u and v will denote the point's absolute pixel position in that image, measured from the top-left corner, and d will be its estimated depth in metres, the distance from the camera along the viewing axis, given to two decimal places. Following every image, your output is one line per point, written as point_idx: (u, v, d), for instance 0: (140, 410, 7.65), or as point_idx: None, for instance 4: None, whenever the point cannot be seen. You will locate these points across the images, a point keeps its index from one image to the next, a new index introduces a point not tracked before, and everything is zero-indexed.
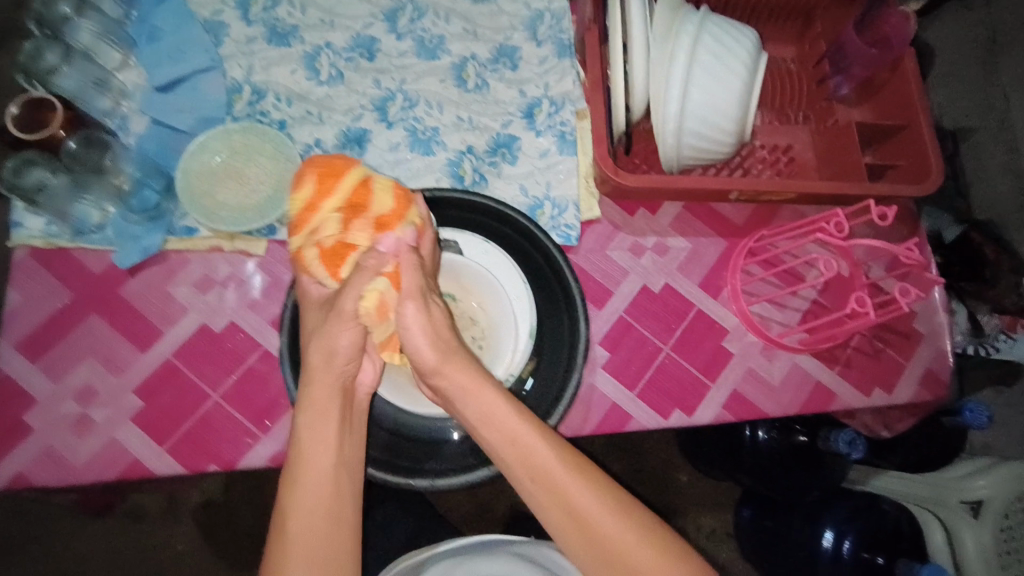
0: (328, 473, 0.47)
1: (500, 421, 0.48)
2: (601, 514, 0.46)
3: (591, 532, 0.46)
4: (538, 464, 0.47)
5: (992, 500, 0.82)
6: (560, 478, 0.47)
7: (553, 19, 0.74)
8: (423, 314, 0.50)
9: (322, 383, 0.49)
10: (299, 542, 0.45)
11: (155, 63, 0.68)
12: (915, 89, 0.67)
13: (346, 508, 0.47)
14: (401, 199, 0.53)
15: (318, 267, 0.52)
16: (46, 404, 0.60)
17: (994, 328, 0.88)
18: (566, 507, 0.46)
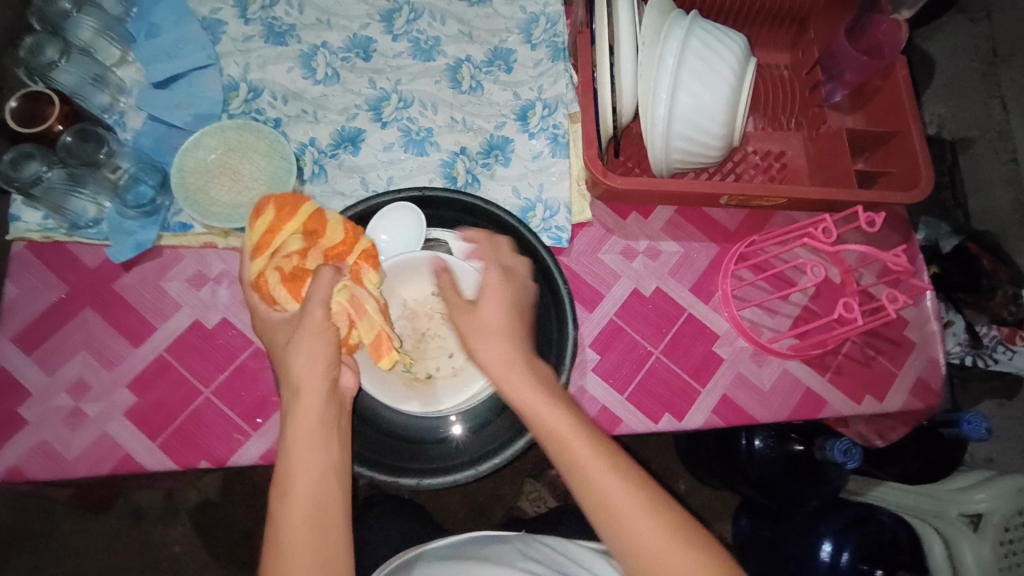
0: (316, 479, 0.43)
1: (537, 409, 0.47)
2: (635, 510, 0.42)
3: (624, 530, 0.42)
4: (569, 453, 0.44)
5: (991, 514, 0.85)
6: (593, 472, 0.43)
7: (548, 23, 0.74)
8: (467, 313, 0.52)
9: (308, 390, 0.46)
10: (288, 560, 0.40)
11: (153, 60, 0.69)
12: (904, 97, 0.68)
13: (336, 522, 0.43)
14: (350, 230, 0.55)
15: (276, 291, 0.52)
16: (39, 397, 0.60)
17: (992, 339, 0.89)
18: (597, 499, 0.43)
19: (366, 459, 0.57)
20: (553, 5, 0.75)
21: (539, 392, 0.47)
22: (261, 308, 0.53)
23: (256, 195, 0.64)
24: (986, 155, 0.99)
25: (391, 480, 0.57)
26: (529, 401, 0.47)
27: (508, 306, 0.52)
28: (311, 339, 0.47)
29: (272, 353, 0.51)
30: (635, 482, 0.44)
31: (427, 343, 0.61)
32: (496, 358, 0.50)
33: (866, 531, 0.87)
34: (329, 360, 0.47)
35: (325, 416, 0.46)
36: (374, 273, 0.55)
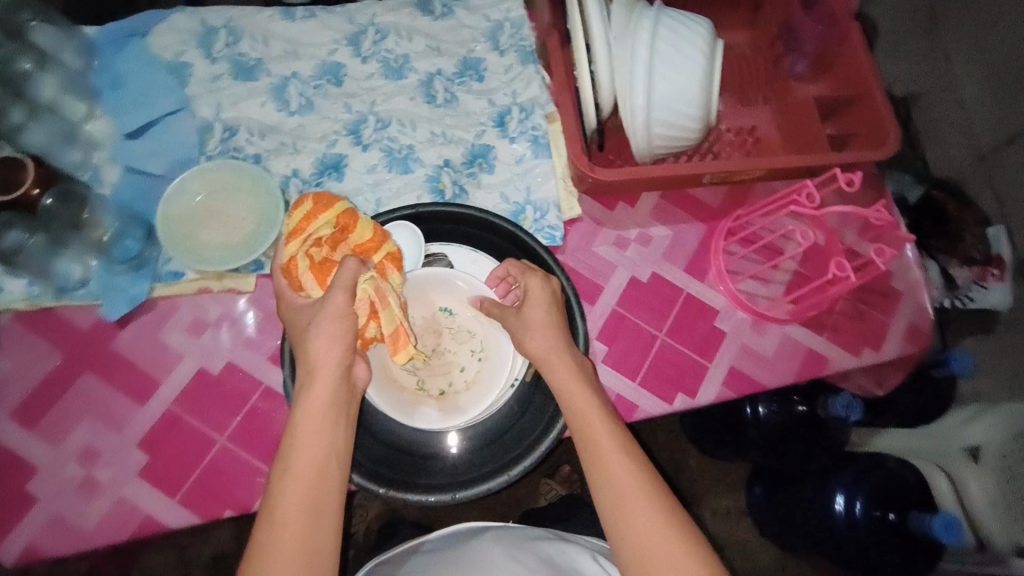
0: (318, 462, 0.45)
1: (569, 391, 0.51)
2: (639, 500, 0.45)
3: (626, 517, 0.45)
4: (593, 440, 0.49)
5: (988, 445, 0.86)
6: (609, 453, 0.48)
7: (513, 28, 0.75)
8: (516, 317, 0.56)
9: (321, 375, 0.48)
10: (281, 531, 0.42)
11: (123, 111, 0.68)
12: (863, 60, 0.70)
13: (331, 503, 0.44)
14: (379, 231, 0.55)
15: (303, 276, 0.52)
16: (50, 469, 0.59)
17: (966, 280, 0.91)
18: (609, 484, 0.47)
19: (395, 482, 0.57)
20: (515, 11, 0.76)
21: (579, 382, 0.52)
22: (282, 291, 0.54)
23: (247, 233, 0.64)
24: (938, 106, 1.04)
25: (419, 498, 0.56)
26: (567, 390, 0.52)
27: (550, 306, 0.55)
28: (328, 324, 0.48)
29: (292, 333, 0.52)
30: (643, 476, 0.47)
31: (439, 355, 0.62)
32: (547, 350, 0.53)
33: (876, 480, 0.90)
34: (343, 347, 0.49)
35: (334, 401, 0.47)
36: (397, 273, 0.55)
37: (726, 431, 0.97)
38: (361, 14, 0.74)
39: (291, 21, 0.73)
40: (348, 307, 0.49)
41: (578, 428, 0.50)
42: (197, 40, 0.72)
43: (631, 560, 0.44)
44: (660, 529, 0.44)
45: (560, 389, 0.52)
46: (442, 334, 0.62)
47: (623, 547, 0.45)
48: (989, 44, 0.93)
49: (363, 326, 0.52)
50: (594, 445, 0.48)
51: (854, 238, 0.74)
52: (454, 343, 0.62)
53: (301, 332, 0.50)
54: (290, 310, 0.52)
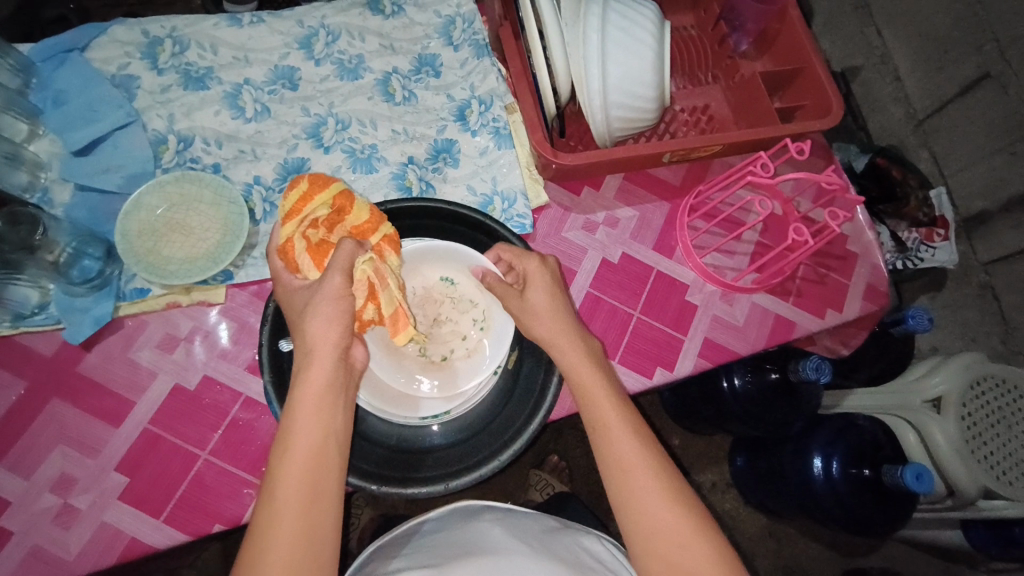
0: (317, 443, 0.46)
1: (578, 373, 0.54)
2: (648, 480, 0.48)
3: (636, 494, 0.48)
4: (606, 425, 0.51)
5: (949, 394, 0.90)
6: (617, 433, 0.51)
7: (465, 23, 0.76)
8: (517, 300, 0.58)
9: (321, 354, 0.49)
10: (282, 506, 0.43)
11: (69, 128, 0.66)
12: (802, 34, 0.74)
13: (331, 478, 0.45)
14: (377, 213, 0.56)
15: (302, 258, 0.53)
16: (23, 503, 0.57)
17: (914, 240, 0.99)
18: (621, 465, 0.49)
19: (389, 479, 0.57)
20: (466, 5, 0.76)
21: (583, 368, 0.54)
22: (278, 270, 0.54)
23: (212, 244, 0.63)
24: (875, 78, 1.10)
25: (415, 492, 0.56)
26: (579, 378, 0.54)
27: (556, 293, 0.58)
28: (325, 304, 0.50)
29: (287, 312, 0.53)
30: (653, 459, 0.50)
31: (438, 323, 0.64)
32: (553, 333, 0.56)
33: (850, 439, 0.92)
34: (341, 325, 0.50)
35: (333, 380, 0.48)
36: (395, 255, 0.56)
37: (706, 404, 1.00)
38: (310, 16, 0.73)
39: (238, 27, 0.72)
40: (345, 287, 0.50)
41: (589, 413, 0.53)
42: (142, 51, 0.70)
43: (638, 537, 0.47)
44: (667, 507, 0.47)
45: (570, 373, 0.55)
46: (441, 302, 0.64)
47: (631, 524, 0.48)
48: (917, 16, 0.99)
49: (361, 305, 0.54)
50: (608, 432, 0.51)
51: (808, 205, 0.78)
52: (455, 311, 0.64)
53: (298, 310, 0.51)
54: (287, 288, 0.53)
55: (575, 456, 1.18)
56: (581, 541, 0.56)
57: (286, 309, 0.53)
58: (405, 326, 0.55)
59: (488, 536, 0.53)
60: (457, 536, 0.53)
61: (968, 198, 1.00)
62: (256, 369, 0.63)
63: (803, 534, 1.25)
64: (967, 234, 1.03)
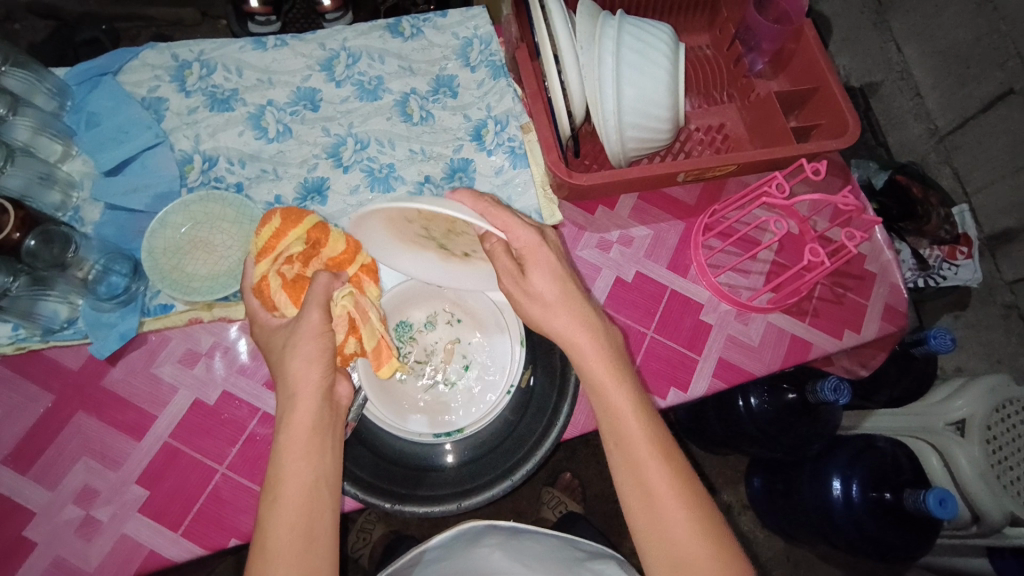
0: (306, 487, 0.46)
1: (601, 386, 0.51)
2: (674, 510, 0.47)
3: (661, 525, 0.47)
4: (631, 450, 0.49)
5: (973, 417, 0.88)
6: (641, 458, 0.49)
7: (482, 44, 0.78)
8: (515, 278, 0.54)
9: (303, 398, 0.49)
10: (276, 555, 0.43)
11: (99, 149, 0.68)
12: (818, 54, 0.74)
13: (321, 522, 0.46)
14: (352, 243, 0.58)
15: (277, 295, 0.54)
16: (47, 513, 0.58)
17: (936, 258, 1.00)
18: (646, 493, 0.48)
19: (401, 495, 0.57)
20: (483, 27, 0.78)
21: (600, 383, 0.51)
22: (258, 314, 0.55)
23: (234, 261, 0.65)
24: (895, 94, 1.10)
25: (429, 510, 0.56)
26: (605, 402, 0.51)
27: (561, 276, 0.54)
28: (304, 345, 0.50)
29: (267, 352, 0.53)
30: (681, 487, 0.48)
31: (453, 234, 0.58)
32: (572, 329, 0.53)
33: (868, 460, 0.91)
34: (323, 364, 0.50)
35: (316, 421, 0.48)
36: (373, 286, 0.59)
37: (722, 424, 0.99)
38: (332, 39, 0.76)
39: (263, 50, 0.74)
40: (324, 323, 0.51)
41: (613, 435, 0.50)
42: (171, 74, 0.72)
43: (662, 565, 0.47)
44: (693, 540, 0.46)
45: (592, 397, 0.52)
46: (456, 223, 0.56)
47: (655, 550, 0.47)
48: (939, 32, 0.98)
49: (343, 341, 0.54)
50: (635, 458, 0.49)
51: (825, 225, 0.78)
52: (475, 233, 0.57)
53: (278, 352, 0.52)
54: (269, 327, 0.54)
55: (588, 474, 1.17)
56: (587, 564, 0.55)
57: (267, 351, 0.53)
58: (388, 357, 0.55)
59: (490, 563, 0.52)
60: (461, 564, 0.53)
61: (992, 216, 1.00)
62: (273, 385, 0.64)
63: (822, 559, 1.23)
64: (992, 253, 1.03)
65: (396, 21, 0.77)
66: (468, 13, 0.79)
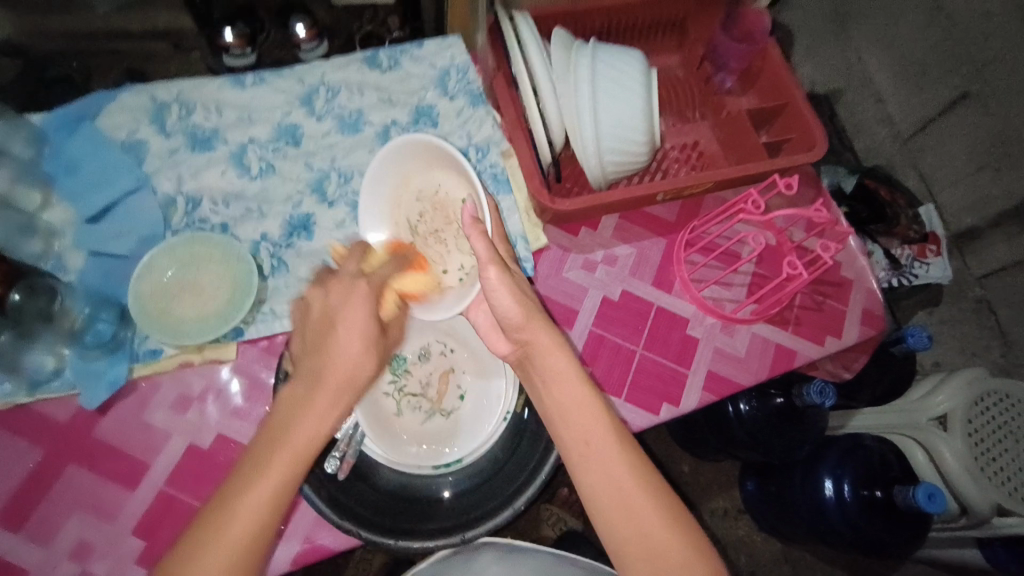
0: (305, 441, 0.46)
1: (582, 409, 0.52)
2: (644, 505, 0.49)
3: (636, 526, 0.48)
4: (598, 455, 0.50)
5: (953, 411, 0.91)
6: (609, 455, 0.50)
7: (459, 74, 0.79)
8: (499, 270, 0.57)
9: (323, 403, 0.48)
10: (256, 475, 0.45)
11: (80, 196, 0.68)
12: (784, 73, 0.77)
13: (268, 532, 0.44)
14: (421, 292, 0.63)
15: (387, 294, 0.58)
16: (42, 571, 0.57)
17: (907, 258, 1.04)
18: (620, 500, 0.49)
19: (405, 531, 0.56)
20: (459, 57, 0.80)
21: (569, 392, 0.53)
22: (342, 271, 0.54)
23: (221, 302, 0.64)
24: (858, 100, 1.14)
25: (437, 543, 0.56)
26: (567, 414, 0.52)
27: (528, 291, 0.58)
28: (354, 358, 0.49)
29: (325, 330, 0.51)
30: (658, 496, 0.49)
31: (435, 235, 0.69)
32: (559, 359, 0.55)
33: (858, 459, 0.93)
34: (355, 389, 0.50)
35: (333, 408, 0.48)
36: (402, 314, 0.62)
37: (714, 432, 1.01)
38: (310, 74, 0.76)
39: (242, 89, 0.75)
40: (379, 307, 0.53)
41: (591, 449, 0.51)
42: (150, 117, 0.72)
43: (638, 560, 0.48)
44: (671, 538, 0.48)
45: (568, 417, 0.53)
46: (450, 223, 0.69)
47: (628, 549, 0.48)
48: (896, 40, 1.02)
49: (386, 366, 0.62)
50: (603, 462, 0.50)
51: (801, 235, 0.81)
52: (455, 244, 0.68)
53: (336, 340, 0.50)
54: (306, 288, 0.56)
55: None
56: None
57: (324, 328, 0.51)
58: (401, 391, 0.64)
59: None
60: None
61: (958, 214, 1.04)
62: None
63: (819, 559, 1.24)
64: (959, 250, 1.07)
65: (372, 54, 0.78)
66: (443, 43, 0.80)
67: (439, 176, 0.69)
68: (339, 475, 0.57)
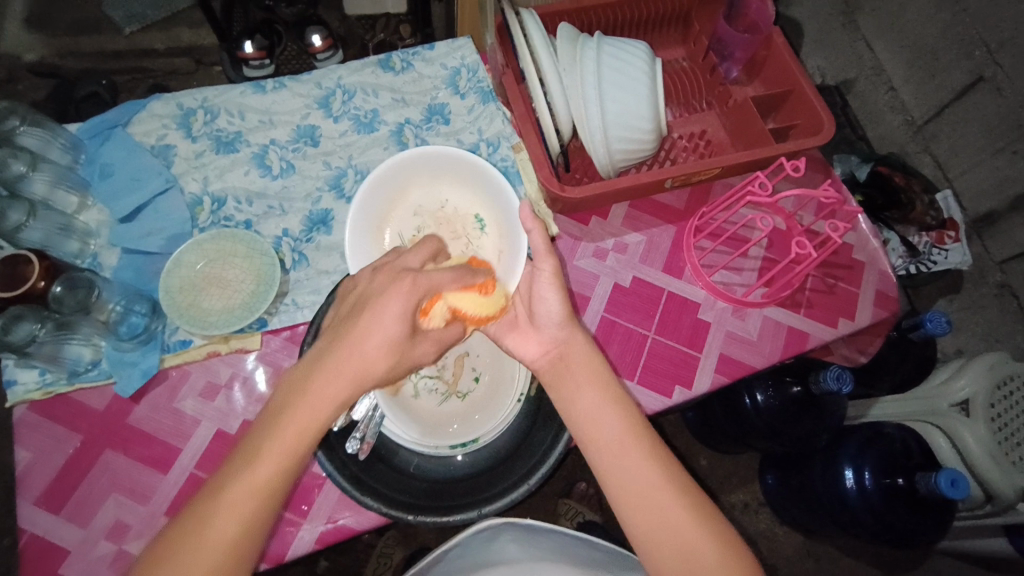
0: (335, 394, 0.46)
1: (603, 415, 0.53)
2: (674, 497, 0.49)
3: (667, 520, 0.48)
4: (628, 450, 0.51)
5: (976, 396, 0.90)
6: (631, 449, 0.51)
7: (470, 72, 0.82)
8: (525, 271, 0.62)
9: (323, 390, 0.46)
10: (289, 424, 0.45)
11: (113, 198, 0.72)
12: (789, 59, 0.78)
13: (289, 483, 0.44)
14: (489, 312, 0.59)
15: (437, 307, 0.54)
16: (81, 550, 0.60)
17: (925, 244, 1.04)
18: (650, 499, 0.49)
19: (421, 507, 0.58)
20: (469, 56, 0.82)
21: (602, 382, 0.56)
22: (403, 262, 0.54)
23: (247, 294, 0.67)
24: (870, 89, 1.14)
25: (452, 518, 0.57)
26: (599, 409, 0.54)
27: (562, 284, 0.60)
28: (377, 348, 0.48)
29: (358, 311, 0.50)
30: (681, 485, 0.50)
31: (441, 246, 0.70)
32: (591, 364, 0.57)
33: (879, 448, 0.91)
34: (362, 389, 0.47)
35: (367, 366, 0.47)
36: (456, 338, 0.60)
37: (729, 421, 1.01)
38: (327, 78, 0.80)
39: (263, 93, 0.78)
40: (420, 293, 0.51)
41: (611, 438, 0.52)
42: (177, 122, 0.76)
43: (671, 561, 0.47)
44: (700, 532, 0.48)
45: (599, 403, 0.54)
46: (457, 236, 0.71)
47: (661, 545, 0.48)
48: (904, 27, 1.02)
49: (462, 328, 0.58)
50: (630, 455, 0.51)
51: (811, 218, 0.82)
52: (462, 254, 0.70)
53: (356, 334, 0.48)
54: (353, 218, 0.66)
55: None
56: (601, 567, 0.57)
57: (359, 307, 0.51)
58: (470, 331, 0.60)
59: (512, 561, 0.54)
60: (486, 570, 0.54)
61: (976, 198, 1.03)
62: None
63: (844, 553, 1.23)
64: (979, 235, 1.05)
65: (386, 57, 0.81)
66: (454, 43, 0.83)
67: (446, 191, 0.73)
68: (360, 456, 0.59)
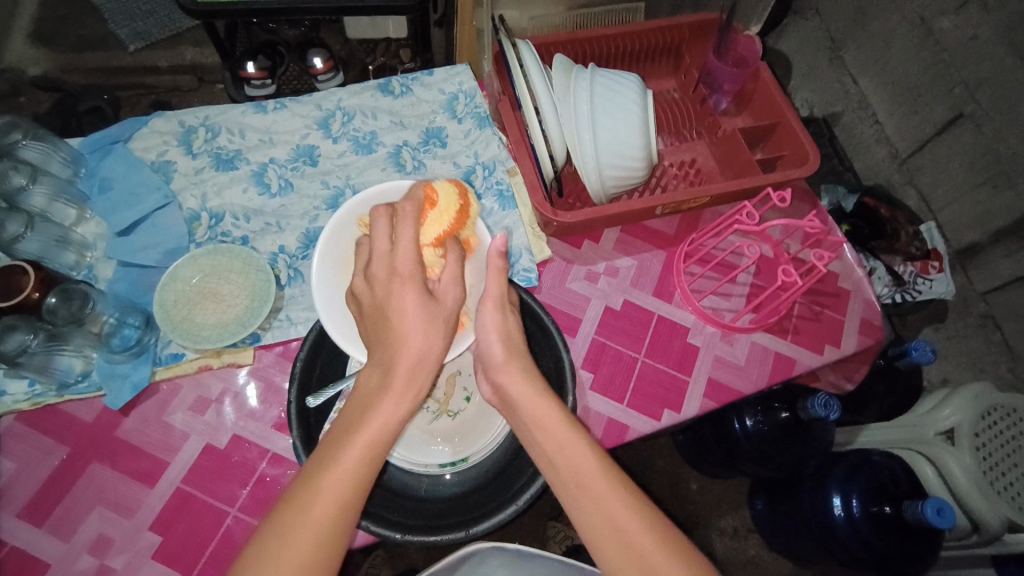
0: (417, 355, 0.52)
1: (568, 450, 0.53)
2: (640, 536, 0.49)
3: (633, 561, 0.48)
4: (591, 490, 0.51)
5: (960, 425, 0.91)
6: (595, 488, 0.51)
7: (467, 98, 0.84)
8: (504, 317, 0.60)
9: (407, 355, 0.51)
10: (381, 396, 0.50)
11: (111, 211, 0.72)
12: (776, 93, 0.81)
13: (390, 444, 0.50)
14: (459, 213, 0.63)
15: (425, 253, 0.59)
16: (62, 564, 0.59)
17: (910, 273, 1.07)
18: (616, 540, 0.49)
19: (410, 527, 0.57)
20: (467, 82, 0.85)
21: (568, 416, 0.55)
22: (377, 254, 0.54)
23: (240, 309, 0.68)
24: (855, 122, 1.18)
25: (439, 538, 0.57)
26: (564, 446, 0.53)
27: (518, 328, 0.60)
28: (420, 330, 0.52)
29: (381, 319, 0.52)
30: (651, 520, 0.50)
31: None
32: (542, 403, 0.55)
33: (866, 475, 0.92)
34: (427, 366, 0.52)
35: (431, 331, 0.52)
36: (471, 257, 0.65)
37: (718, 445, 1.02)
38: (328, 100, 0.81)
39: (264, 113, 0.80)
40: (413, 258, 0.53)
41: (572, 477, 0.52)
42: (179, 139, 0.78)
43: None
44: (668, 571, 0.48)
45: (559, 439, 0.53)
46: None
47: None
48: (887, 64, 1.06)
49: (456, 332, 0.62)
50: (594, 496, 0.50)
51: (797, 247, 0.84)
52: None
53: (396, 329, 0.52)
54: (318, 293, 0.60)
55: None
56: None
57: (380, 314, 0.53)
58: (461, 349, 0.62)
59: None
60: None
61: (958, 230, 1.05)
62: (282, 427, 0.66)
63: None
64: (962, 265, 1.08)
65: (386, 81, 0.84)
66: (452, 70, 0.85)
67: None
68: None
